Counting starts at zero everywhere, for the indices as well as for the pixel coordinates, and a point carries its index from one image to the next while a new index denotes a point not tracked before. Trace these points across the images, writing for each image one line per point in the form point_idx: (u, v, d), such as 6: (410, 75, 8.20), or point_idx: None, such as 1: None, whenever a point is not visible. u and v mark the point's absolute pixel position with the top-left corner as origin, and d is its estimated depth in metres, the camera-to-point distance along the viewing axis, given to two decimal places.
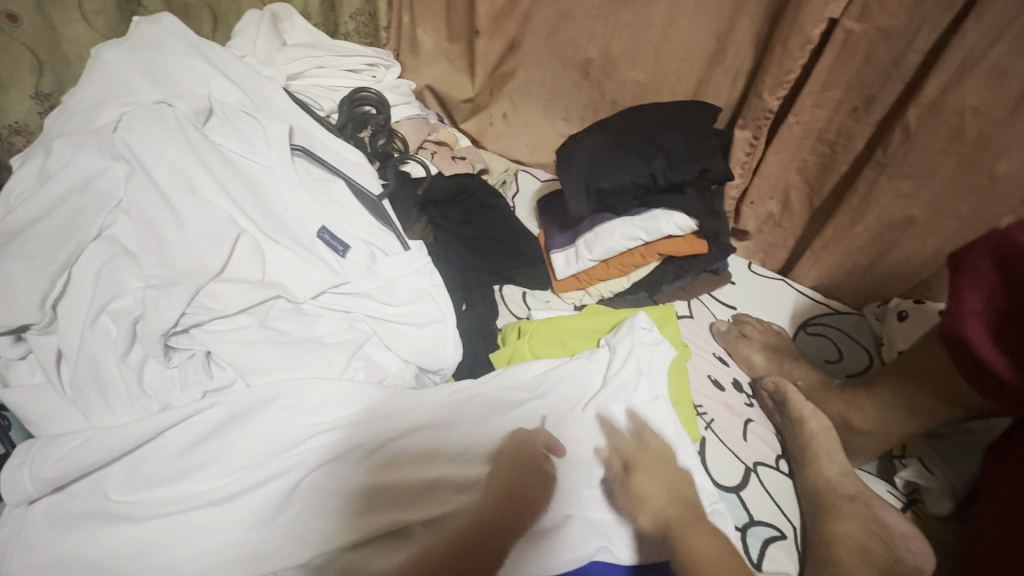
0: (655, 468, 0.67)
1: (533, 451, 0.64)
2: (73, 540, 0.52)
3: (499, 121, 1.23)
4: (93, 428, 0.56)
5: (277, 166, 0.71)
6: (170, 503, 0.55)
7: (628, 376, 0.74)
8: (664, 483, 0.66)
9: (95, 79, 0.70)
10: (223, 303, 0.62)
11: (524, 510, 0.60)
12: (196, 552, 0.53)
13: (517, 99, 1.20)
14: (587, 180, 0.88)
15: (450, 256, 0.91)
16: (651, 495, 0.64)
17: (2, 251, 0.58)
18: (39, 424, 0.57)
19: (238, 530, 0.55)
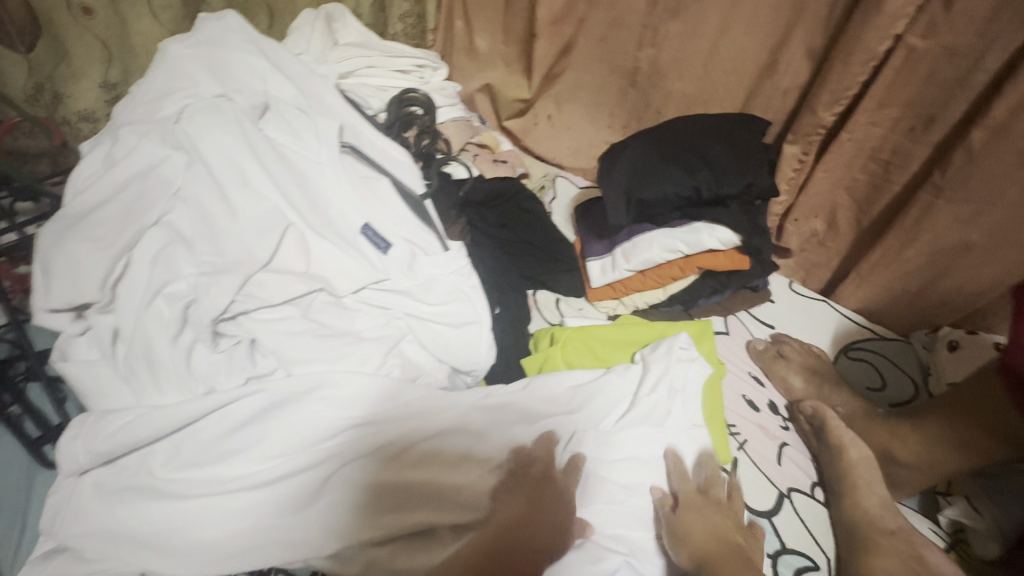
0: (697, 502, 0.67)
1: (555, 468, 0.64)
2: (120, 513, 0.54)
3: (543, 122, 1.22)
4: (142, 406, 0.58)
5: (325, 162, 0.73)
6: (210, 484, 0.56)
7: (661, 400, 0.74)
8: (707, 518, 0.65)
9: (161, 71, 0.73)
10: (269, 294, 0.65)
11: (542, 532, 0.58)
12: (232, 534, 0.55)
13: (561, 104, 1.20)
14: (629, 191, 0.87)
15: (485, 259, 0.90)
16: (693, 534, 0.63)
17: (67, 231, 0.61)
18: (94, 398, 0.59)
19: (271, 516, 0.57)
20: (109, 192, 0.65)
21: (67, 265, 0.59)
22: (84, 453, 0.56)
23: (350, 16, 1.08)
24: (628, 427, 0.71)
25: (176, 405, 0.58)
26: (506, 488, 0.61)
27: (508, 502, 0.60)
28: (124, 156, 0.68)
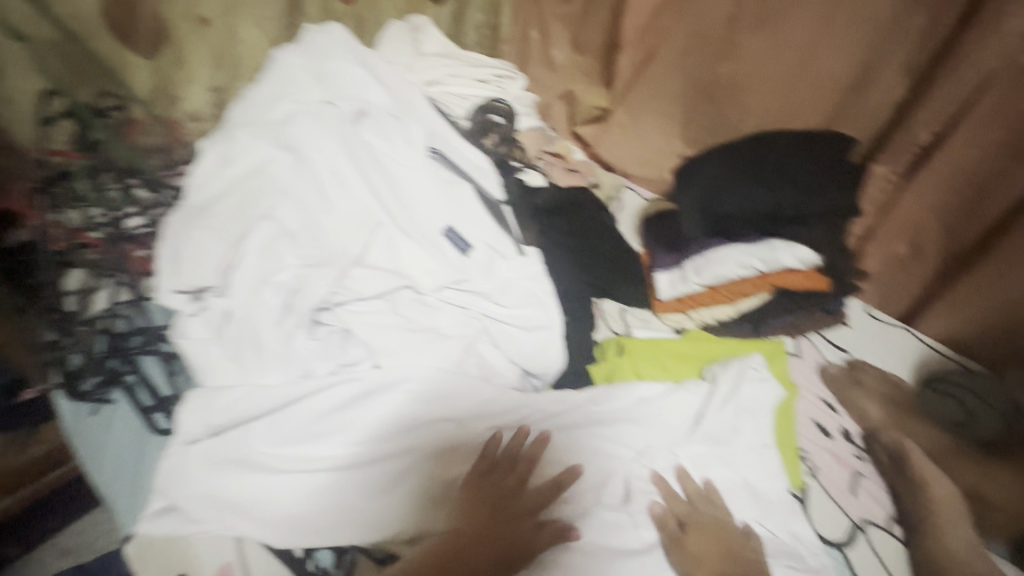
0: (707, 530, 0.65)
1: (530, 486, 0.63)
2: (224, 482, 0.60)
3: (615, 129, 1.23)
4: (247, 384, 0.63)
5: (415, 166, 0.78)
6: (303, 463, 0.61)
7: (729, 417, 0.73)
8: (715, 541, 0.64)
9: (273, 78, 0.79)
10: (362, 288, 0.69)
11: (496, 554, 0.57)
12: (318, 509, 0.60)
13: (635, 113, 1.21)
14: (705, 207, 0.93)
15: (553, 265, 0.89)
16: (706, 557, 0.63)
17: (192, 221, 0.67)
18: (204, 373, 0.64)
19: (354, 498, 0.60)
20: (225, 187, 0.71)
21: (196, 252, 0.65)
22: (197, 423, 0.61)
23: (427, 31, 1.14)
24: (695, 441, 0.72)
25: (279, 387, 0.63)
26: (466, 500, 0.60)
27: (468, 519, 0.59)
28: (239, 154, 0.73)
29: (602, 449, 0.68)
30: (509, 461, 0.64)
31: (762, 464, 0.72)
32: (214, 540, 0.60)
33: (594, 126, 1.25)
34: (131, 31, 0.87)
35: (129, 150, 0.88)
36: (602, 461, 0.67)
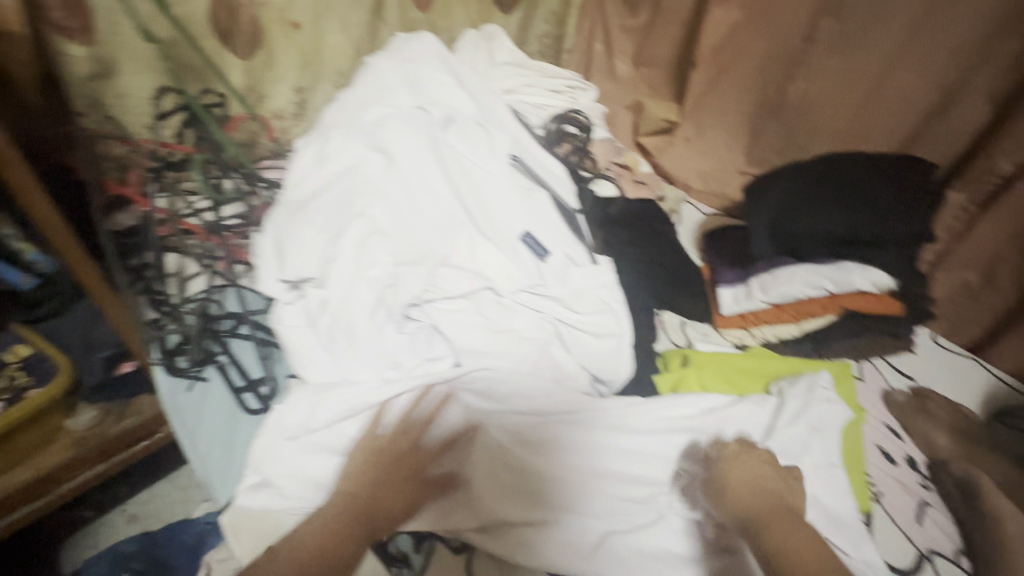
0: (748, 462, 0.67)
1: (419, 442, 0.64)
2: (316, 463, 0.64)
3: (680, 143, 1.26)
4: (340, 373, 0.68)
5: (496, 172, 0.80)
6: (387, 451, 0.64)
7: (800, 434, 0.73)
8: (757, 475, 0.66)
9: (367, 83, 0.83)
10: (449, 288, 0.72)
11: (375, 509, 0.59)
12: (393, 501, 0.60)
13: (702, 128, 1.23)
14: (774, 225, 0.93)
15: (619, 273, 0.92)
16: (737, 490, 0.65)
17: (293, 215, 0.72)
18: (299, 360, 0.69)
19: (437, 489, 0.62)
20: (322, 183, 0.75)
21: (299, 242, 0.69)
22: (297, 402, 0.67)
23: (500, 41, 1.16)
24: None
25: (370, 378, 0.67)
26: (364, 460, 0.62)
27: (367, 474, 0.61)
28: (334, 154, 0.78)
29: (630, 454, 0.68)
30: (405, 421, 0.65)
31: (829, 483, 0.72)
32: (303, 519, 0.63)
33: (660, 137, 1.28)
34: (233, 36, 0.97)
35: (225, 144, 1.01)
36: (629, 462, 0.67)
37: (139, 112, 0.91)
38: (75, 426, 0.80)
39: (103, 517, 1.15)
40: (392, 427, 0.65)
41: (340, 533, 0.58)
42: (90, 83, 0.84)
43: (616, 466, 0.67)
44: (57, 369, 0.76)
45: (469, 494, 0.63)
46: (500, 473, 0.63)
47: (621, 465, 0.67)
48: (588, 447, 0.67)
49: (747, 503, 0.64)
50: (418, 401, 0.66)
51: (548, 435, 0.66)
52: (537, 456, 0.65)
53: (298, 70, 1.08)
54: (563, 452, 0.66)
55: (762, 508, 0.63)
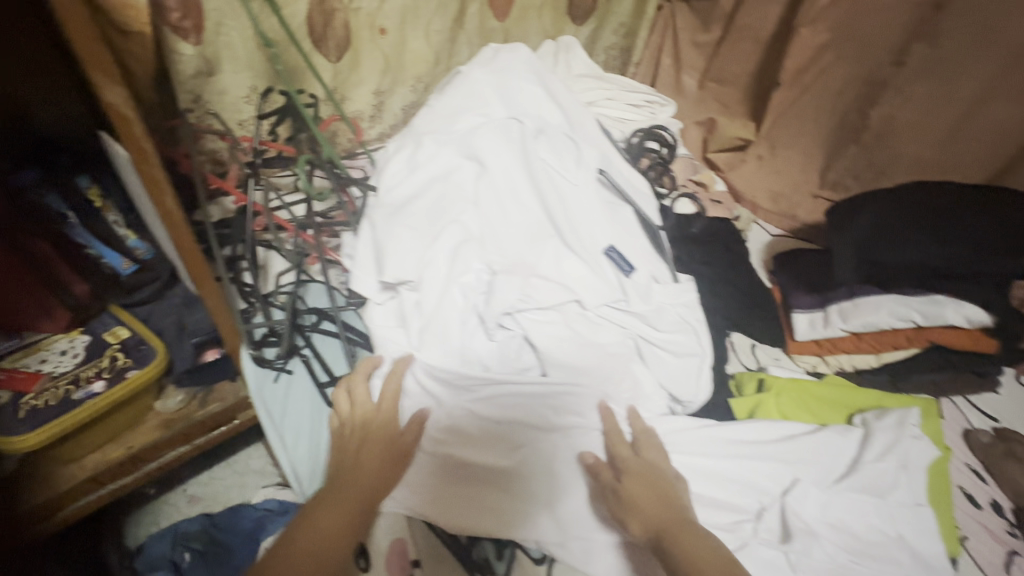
0: (647, 479, 0.63)
1: (391, 437, 0.65)
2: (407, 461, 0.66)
3: (752, 161, 1.24)
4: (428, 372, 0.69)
5: (582, 185, 0.81)
6: (475, 451, 0.66)
7: (887, 470, 0.71)
8: (656, 490, 0.62)
9: (460, 91, 0.84)
10: (541, 299, 0.70)
11: (351, 506, 0.61)
12: (483, 504, 0.64)
13: (776, 147, 1.21)
14: (861, 251, 0.90)
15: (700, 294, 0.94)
16: (642, 503, 0.61)
17: (390, 218, 0.73)
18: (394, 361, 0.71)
19: (523, 493, 0.64)
20: (414, 189, 0.77)
21: (396, 245, 0.71)
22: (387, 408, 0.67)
23: (576, 52, 1.15)
24: (848, 489, 0.70)
25: (460, 376, 0.69)
26: (359, 460, 0.63)
27: (355, 471, 0.63)
28: (425, 160, 0.80)
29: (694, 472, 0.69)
30: (367, 418, 0.66)
31: (918, 525, 0.69)
32: (390, 519, 0.64)
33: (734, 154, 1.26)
34: (325, 40, 1.01)
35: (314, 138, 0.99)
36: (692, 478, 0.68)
37: (236, 109, 0.96)
38: (164, 408, 0.83)
39: (168, 495, 1.19)
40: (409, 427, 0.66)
41: (343, 530, 0.59)
42: (194, 79, 0.89)
43: (536, 472, 0.65)
44: (152, 354, 0.78)
45: (422, 495, 0.65)
46: (446, 470, 0.66)
47: (534, 472, 0.65)
48: (520, 450, 0.66)
49: (653, 520, 0.60)
50: (458, 403, 0.67)
51: (507, 438, 0.66)
52: (481, 457, 0.65)
53: (379, 73, 1.12)
54: (505, 456, 0.66)
55: (667, 522, 0.60)
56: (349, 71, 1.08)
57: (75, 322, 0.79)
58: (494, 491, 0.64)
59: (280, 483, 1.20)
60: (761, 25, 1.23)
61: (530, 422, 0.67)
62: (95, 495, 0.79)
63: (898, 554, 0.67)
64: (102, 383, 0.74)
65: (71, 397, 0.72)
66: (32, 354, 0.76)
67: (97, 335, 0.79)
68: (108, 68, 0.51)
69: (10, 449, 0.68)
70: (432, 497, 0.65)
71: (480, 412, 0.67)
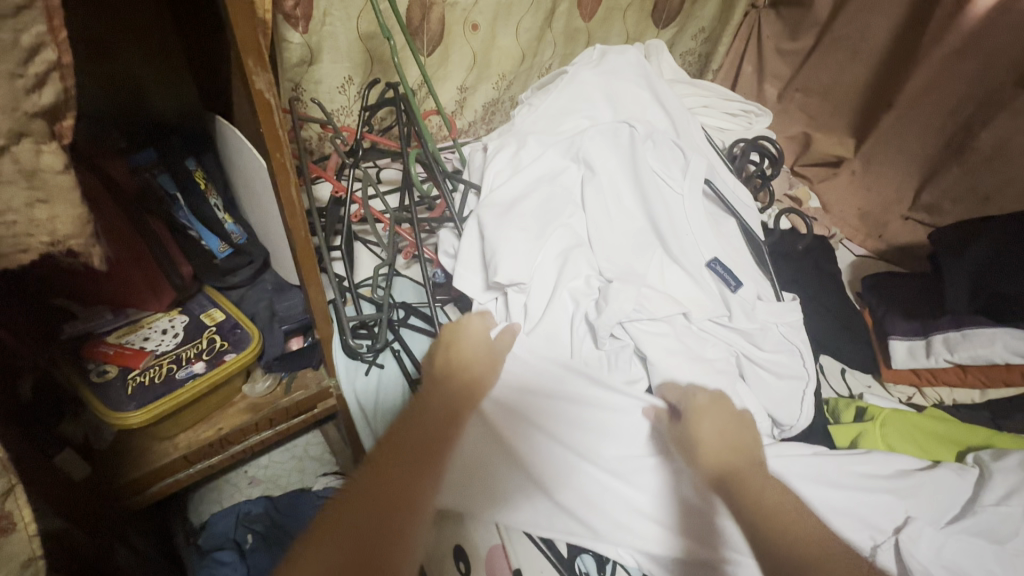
0: (718, 416, 0.63)
1: (481, 363, 0.63)
2: (511, 451, 0.63)
3: (845, 176, 1.24)
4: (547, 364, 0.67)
5: (687, 193, 0.77)
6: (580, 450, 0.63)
7: (1011, 515, 0.66)
8: (729, 434, 0.61)
9: (568, 91, 0.83)
10: (654, 309, 0.69)
11: (442, 420, 0.57)
12: (587, 504, 0.61)
13: (871, 163, 1.22)
14: (976, 281, 0.86)
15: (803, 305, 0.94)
16: (709, 441, 0.60)
17: (502, 215, 0.72)
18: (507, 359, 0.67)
19: (626, 500, 0.61)
20: (519, 189, 0.76)
21: (508, 245, 0.69)
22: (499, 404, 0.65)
23: (667, 53, 1.09)
24: (964, 531, 0.66)
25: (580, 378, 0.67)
26: (454, 400, 0.59)
27: (448, 397, 0.60)
28: (529, 160, 0.78)
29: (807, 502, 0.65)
30: (464, 351, 0.64)
31: None
32: (483, 528, 0.63)
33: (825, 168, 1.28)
34: (419, 33, 1.00)
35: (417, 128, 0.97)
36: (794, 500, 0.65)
37: (330, 98, 0.97)
38: (252, 392, 0.83)
39: (228, 476, 1.19)
40: (507, 400, 0.65)
41: (440, 434, 0.56)
42: (297, 68, 0.90)
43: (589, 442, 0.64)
44: (248, 338, 0.79)
45: (509, 465, 0.63)
46: (491, 429, 0.64)
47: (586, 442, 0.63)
48: (580, 415, 0.65)
49: (724, 460, 0.59)
50: (564, 405, 0.65)
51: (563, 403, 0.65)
52: (534, 418, 0.64)
53: (467, 70, 1.11)
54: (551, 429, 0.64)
55: (731, 465, 0.58)
56: (438, 65, 1.07)
57: (174, 302, 0.81)
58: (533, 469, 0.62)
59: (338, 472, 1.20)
60: (861, 37, 1.18)
61: (597, 376, 0.67)
62: (183, 474, 0.80)
63: None
64: (202, 364, 0.75)
65: (174, 376, 0.74)
66: (135, 331, 0.77)
67: (195, 316, 0.80)
68: (261, 55, 0.51)
69: (116, 423, 0.70)
70: (463, 461, 0.63)
71: (562, 370, 0.67)
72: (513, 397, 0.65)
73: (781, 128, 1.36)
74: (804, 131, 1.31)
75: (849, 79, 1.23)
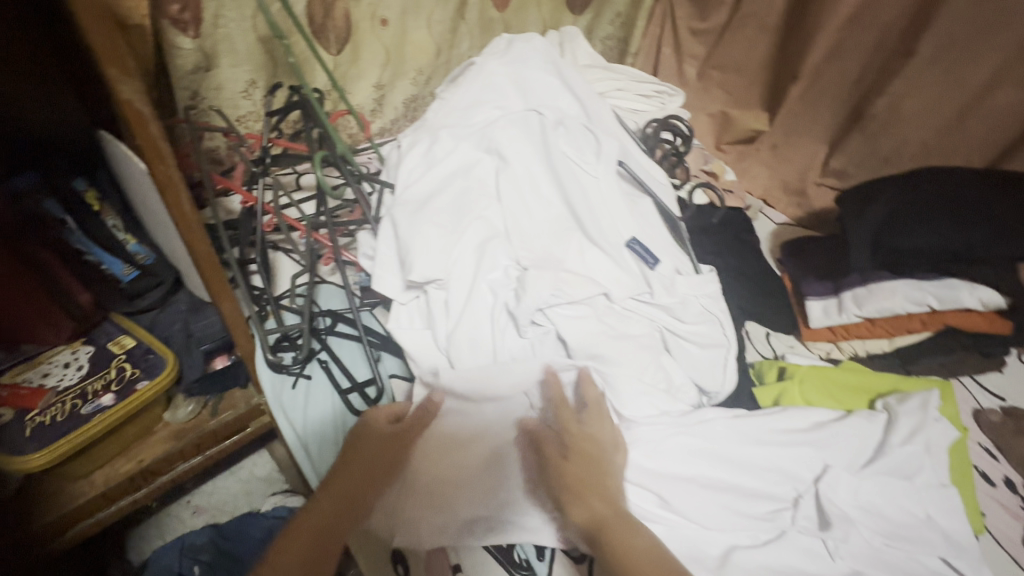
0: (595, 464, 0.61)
1: (396, 440, 0.63)
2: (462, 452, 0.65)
3: (766, 150, 1.30)
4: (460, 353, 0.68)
5: (602, 176, 0.79)
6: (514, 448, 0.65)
7: (916, 453, 0.71)
8: (602, 476, 0.60)
9: (476, 82, 0.82)
10: (572, 293, 0.69)
11: (347, 494, 0.60)
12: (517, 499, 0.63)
13: (787, 135, 1.27)
14: (877, 237, 0.89)
15: (727, 276, 0.97)
16: (591, 498, 0.58)
17: (416, 213, 0.72)
18: (416, 358, 0.70)
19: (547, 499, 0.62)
20: (434, 184, 0.75)
21: (421, 243, 0.69)
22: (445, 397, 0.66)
23: (581, 40, 1.10)
24: (878, 472, 0.70)
25: (520, 347, 0.70)
26: (361, 469, 0.61)
27: (361, 472, 0.61)
28: (442, 155, 0.77)
29: (728, 463, 0.68)
30: (379, 428, 0.63)
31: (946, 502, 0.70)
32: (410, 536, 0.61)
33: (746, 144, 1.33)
34: (324, 31, 0.97)
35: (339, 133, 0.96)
36: (714, 466, 0.67)
37: (233, 105, 0.92)
38: (173, 419, 0.79)
39: (167, 509, 1.12)
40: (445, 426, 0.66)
41: (345, 510, 0.60)
42: (193, 76, 0.85)
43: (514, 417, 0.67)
44: (161, 363, 0.74)
45: (450, 485, 0.63)
46: (432, 441, 0.65)
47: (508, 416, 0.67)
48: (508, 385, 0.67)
49: (598, 513, 0.57)
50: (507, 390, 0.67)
51: (477, 389, 0.66)
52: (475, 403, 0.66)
53: (380, 66, 1.08)
54: (489, 407, 0.67)
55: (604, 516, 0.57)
56: (349, 64, 1.04)
57: (77, 332, 0.76)
58: (451, 458, 0.64)
59: (288, 491, 1.16)
60: (766, 13, 1.23)
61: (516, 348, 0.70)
62: (105, 513, 0.75)
63: (929, 538, 0.67)
64: (111, 396, 0.70)
65: (78, 413, 0.68)
66: (34, 368, 0.73)
67: (102, 345, 0.75)
68: (125, 63, 0.47)
69: (19, 469, 0.65)
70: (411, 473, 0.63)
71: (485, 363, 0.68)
72: (438, 395, 0.66)
73: (700, 105, 1.40)
74: (722, 109, 1.36)
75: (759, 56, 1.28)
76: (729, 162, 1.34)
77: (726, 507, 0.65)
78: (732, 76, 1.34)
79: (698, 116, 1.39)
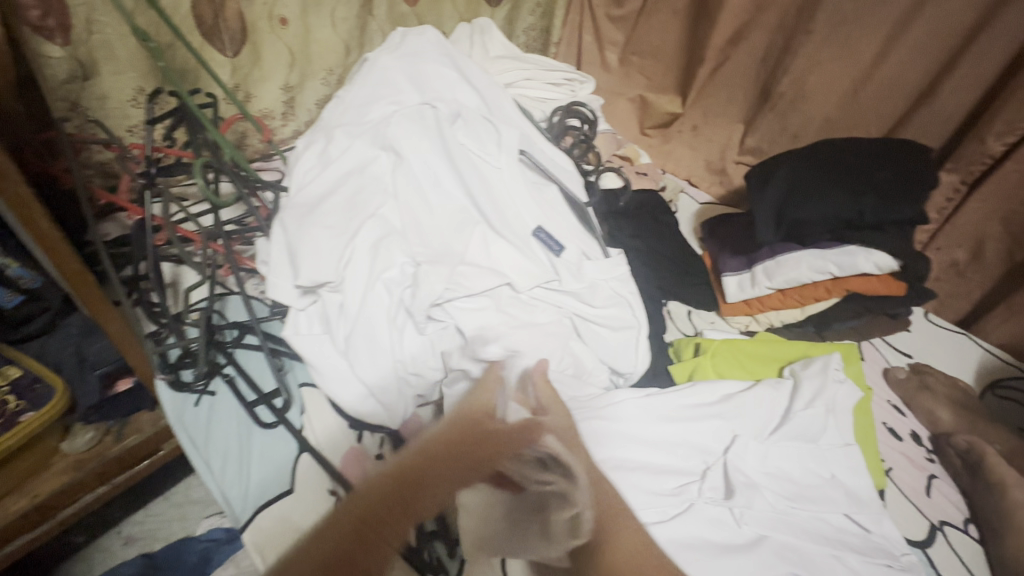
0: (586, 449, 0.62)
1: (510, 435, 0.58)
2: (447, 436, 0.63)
3: (688, 132, 1.33)
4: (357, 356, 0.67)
5: (504, 166, 0.78)
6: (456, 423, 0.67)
7: (816, 416, 0.74)
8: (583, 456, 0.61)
9: (368, 81, 0.81)
10: (471, 284, 0.70)
11: (452, 466, 0.53)
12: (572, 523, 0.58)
13: (707, 117, 1.30)
14: (780, 211, 0.90)
15: (647, 257, 0.99)
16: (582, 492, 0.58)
17: (307, 218, 0.70)
18: (318, 368, 0.69)
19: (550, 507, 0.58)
20: (327, 185, 0.74)
21: (311, 245, 0.67)
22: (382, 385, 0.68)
23: (492, 31, 1.09)
24: (785, 437, 0.72)
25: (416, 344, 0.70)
26: (454, 438, 0.56)
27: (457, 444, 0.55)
28: (337, 154, 0.76)
29: (643, 442, 0.69)
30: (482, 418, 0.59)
31: (849, 461, 0.73)
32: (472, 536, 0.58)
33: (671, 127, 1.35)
34: (216, 33, 0.93)
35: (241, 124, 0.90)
36: (626, 446, 0.68)
37: (122, 114, 0.88)
38: (71, 449, 0.75)
39: (96, 542, 1.06)
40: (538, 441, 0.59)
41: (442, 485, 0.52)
42: (69, 85, 0.81)
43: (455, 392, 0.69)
44: (49, 392, 0.71)
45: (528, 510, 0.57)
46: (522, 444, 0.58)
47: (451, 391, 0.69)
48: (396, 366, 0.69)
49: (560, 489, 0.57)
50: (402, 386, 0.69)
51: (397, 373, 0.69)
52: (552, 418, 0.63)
53: (286, 67, 1.05)
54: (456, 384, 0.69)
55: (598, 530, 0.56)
56: (251, 65, 1.00)
57: None
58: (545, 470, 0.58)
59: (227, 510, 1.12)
60: None
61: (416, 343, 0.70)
62: None
63: (834, 499, 0.69)
64: None
65: None
66: None
67: None
68: None
69: None
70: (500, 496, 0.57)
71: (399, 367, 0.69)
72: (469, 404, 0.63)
73: (623, 91, 1.41)
74: (642, 94, 1.38)
75: (674, 39, 1.30)
76: (656, 145, 1.36)
77: (635, 486, 0.65)
78: (650, 60, 1.36)
79: (622, 102, 1.41)
